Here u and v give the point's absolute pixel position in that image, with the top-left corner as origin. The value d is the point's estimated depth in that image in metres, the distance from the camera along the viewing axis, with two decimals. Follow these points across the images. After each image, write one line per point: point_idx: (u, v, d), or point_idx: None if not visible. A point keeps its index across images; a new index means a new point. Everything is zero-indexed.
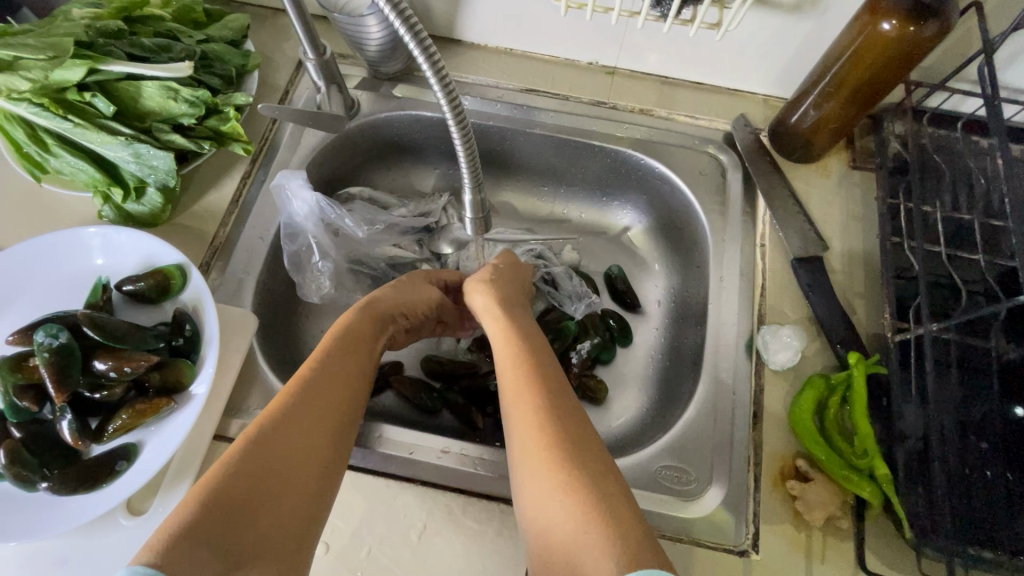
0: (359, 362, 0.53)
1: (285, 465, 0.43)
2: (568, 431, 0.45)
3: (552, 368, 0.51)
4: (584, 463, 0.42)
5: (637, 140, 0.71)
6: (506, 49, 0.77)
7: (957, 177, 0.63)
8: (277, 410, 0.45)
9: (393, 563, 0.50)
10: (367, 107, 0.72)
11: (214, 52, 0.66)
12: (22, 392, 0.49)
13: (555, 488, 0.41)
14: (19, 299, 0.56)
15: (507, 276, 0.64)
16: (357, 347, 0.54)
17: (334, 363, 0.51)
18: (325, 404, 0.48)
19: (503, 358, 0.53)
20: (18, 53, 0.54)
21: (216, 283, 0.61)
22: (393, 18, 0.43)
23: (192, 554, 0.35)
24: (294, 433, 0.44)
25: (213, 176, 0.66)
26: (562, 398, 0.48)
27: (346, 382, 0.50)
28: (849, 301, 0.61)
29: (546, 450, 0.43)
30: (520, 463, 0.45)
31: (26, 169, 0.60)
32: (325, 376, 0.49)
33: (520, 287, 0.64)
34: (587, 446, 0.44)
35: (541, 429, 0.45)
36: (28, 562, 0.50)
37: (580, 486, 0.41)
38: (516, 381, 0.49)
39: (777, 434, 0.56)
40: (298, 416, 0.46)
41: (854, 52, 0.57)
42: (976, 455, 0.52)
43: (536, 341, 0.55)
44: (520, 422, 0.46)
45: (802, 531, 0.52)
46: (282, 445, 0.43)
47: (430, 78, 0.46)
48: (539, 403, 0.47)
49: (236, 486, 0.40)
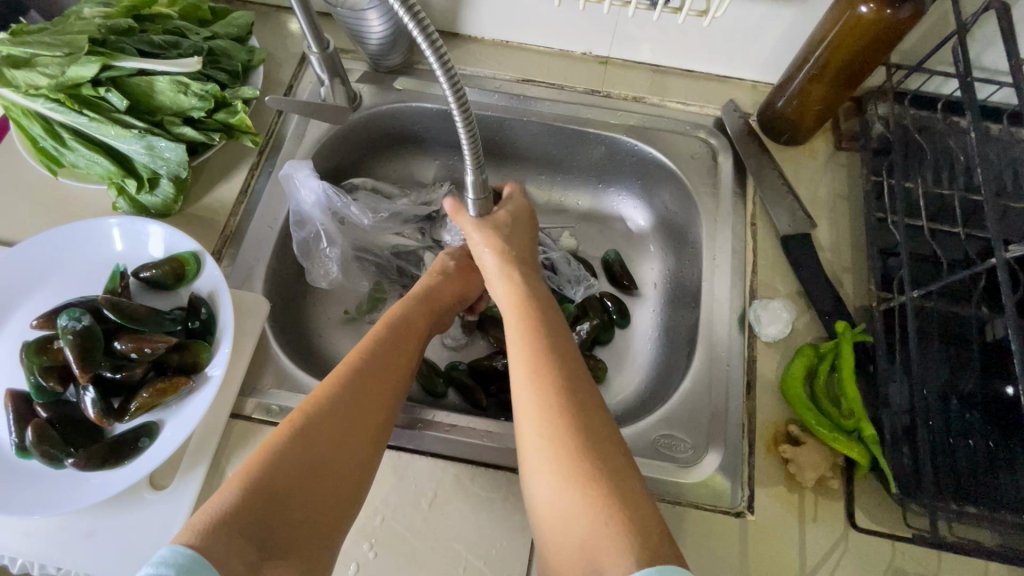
0: (399, 359, 0.54)
1: (323, 460, 0.44)
2: (586, 420, 0.44)
3: (568, 349, 0.50)
4: (603, 455, 0.42)
5: (631, 127, 0.74)
6: (503, 41, 0.79)
7: (938, 155, 0.65)
8: (314, 406, 0.47)
9: (406, 530, 0.53)
10: (370, 100, 0.74)
11: (220, 48, 0.68)
12: (48, 373, 0.52)
13: (572, 479, 0.41)
14: (40, 287, 0.59)
15: (523, 247, 0.62)
16: (397, 343, 0.56)
17: (372, 360, 0.52)
18: (367, 401, 0.49)
19: (518, 336, 0.51)
20: (35, 51, 0.57)
21: (228, 270, 0.64)
22: (403, 15, 0.46)
23: (234, 545, 0.37)
24: (332, 428, 0.46)
25: (222, 168, 0.69)
26: (579, 384, 0.47)
27: (384, 379, 0.52)
28: (837, 276, 0.64)
29: (563, 439, 0.43)
30: (535, 447, 0.44)
31: (43, 164, 0.63)
32: (365, 373, 0.51)
33: (523, 245, 0.63)
34: (605, 435, 0.44)
35: (560, 417, 0.44)
36: (56, 534, 0.52)
37: (597, 478, 0.41)
38: (531, 362, 0.48)
39: (770, 402, 0.58)
40: (335, 413, 0.47)
41: (835, 36, 0.59)
42: (959, 416, 0.55)
43: (553, 322, 0.53)
44: (535, 407, 0.45)
45: (795, 492, 0.54)
46: (320, 440, 0.45)
47: (437, 71, 0.48)
48: (557, 389, 0.46)
49: (272, 480, 0.41)
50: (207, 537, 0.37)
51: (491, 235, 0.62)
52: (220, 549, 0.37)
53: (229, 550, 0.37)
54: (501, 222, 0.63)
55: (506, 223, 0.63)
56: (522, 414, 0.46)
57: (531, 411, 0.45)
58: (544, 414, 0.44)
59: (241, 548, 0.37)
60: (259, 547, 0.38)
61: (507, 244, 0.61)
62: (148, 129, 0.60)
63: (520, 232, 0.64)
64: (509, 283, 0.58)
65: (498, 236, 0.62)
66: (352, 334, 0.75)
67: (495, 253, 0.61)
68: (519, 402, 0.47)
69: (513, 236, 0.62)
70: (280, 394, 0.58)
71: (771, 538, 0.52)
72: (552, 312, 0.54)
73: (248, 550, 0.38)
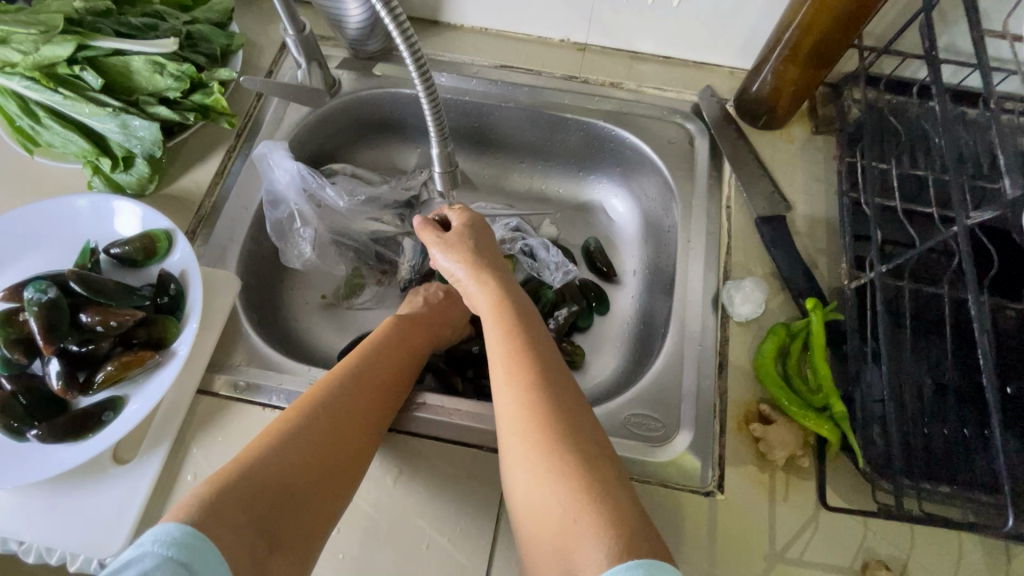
0: (395, 363, 0.55)
1: (320, 453, 0.44)
2: (564, 413, 0.43)
3: (547, 347, 0.49)
4: (579, 448, 0.41)
5: (608, 112, 0.74)
6: (482, 29, 0.80)
7: (913, 137, 0.65)
8: (311, 404, 0.47)
9: (370, 506, 0.52)
10: (349, 86, 0.75)
11: (199, 32, 0.69)
12: (13, 345, 0.51)
13: (545, 472, 0.40)
14: (12, 263, 0.59)
15: (489, 248, 0.60)
16: (393, 348, 0.56)
17: (369, 361, 0.53)
18: (364, 405, 0.50)
19: (494, 335, 0.51)
20: (10, 29, 0.57)
21: (201, 249, 0.64)
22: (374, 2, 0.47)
23: (241, 535, 0.37)
24: (332, 426, 0.46)
25: (200, 150, 0.69)
26: (556, 378, 0.46)
27: (380, 380, 0.53)
28: (812, 257, 0.64)
29: (537, 433, 0.42)
30: (512, 443, 0.43)
31: (19, 142, 0.63)
32: (362, 375, 0.51)
33: (486, 242, 0.60)
34: (582, 430, 0.43)
35: (533, 412, 0.43)
36: (16, 509, 0.51)
37: (570, 471, 0.40)
38: (505, 361, 0.47)
39: (742, 382, 0.57)
40: (337, 411, 0.47)
41: (805, 17, 0.59)
42: (933, 397, 0.54)
43: (529, 320, 0.52)
44: (512, 403, 0.45)
45: (765, 471, 0.53)
46: (320, 439, 0.45)
47: (406, 57, 0.49)
48: (533, 384, 0.45)
49: (271, 472, 0.41)
50: (216, 524, 0.37)
51: (458, 238, 0.59)
52: (228, 541, 0.36)
53: (237, 541, 0.37)
54: (463, 228, 0.60)
55: (476, 230, 0.61)
56: (501, 412, 0.46)
57: (509, 409, 0.45)
58: (519, 410, 0.44)
59: (232, 535, 0.37)
60: (265, 538, 0.38)
61: (473, 250, 0.58)
62: (122, 108, 0.60)
63: (482, 235, 0.61)
64: (482, 285, 0.56)
65: (467, 240, 0.59)
66: (330, 319, 0.75)
67: (464, 262, 0.58)
68: (497, 400, 0.46)
69: (483, 238, 0.60)
70: (248, 370, 0.58)
71: (741, 517, 0.51)
72: (529, 311, 0.53)
73: (251, 542, 0.38)
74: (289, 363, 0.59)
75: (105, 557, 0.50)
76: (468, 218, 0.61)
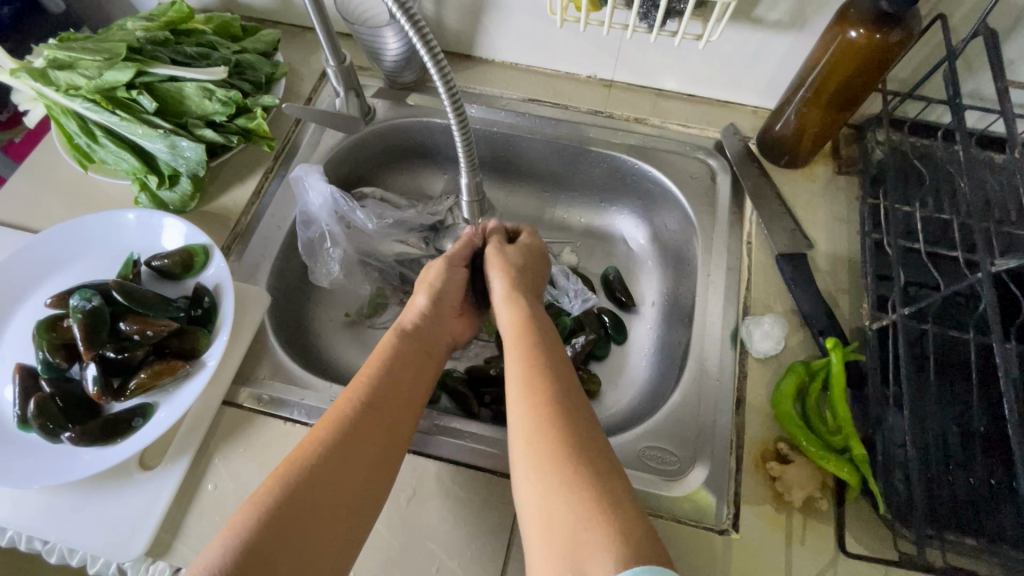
0: (410, 384, 0.52)
1: (335, 489, 0.43)
2: (572, 424, 0.45)
3: (561, 361, 0.51)
4: (586, 457, 0.42)
5: (632, 146, 0.76)
6: (512, 64, 0.83)
7: (938, 180, 0.65)
8: (323, 439, 0.45)
9: (382, 525, 0.53)
10: (383, 114, 0.78)
11: (247, 61, 0.73)
12: (55, 350, 0.54)
13: (556, 479, 0.41)
14: (59, 271, 0.62)
15: (529, 270, 0.63)
16: (399, 374, 0.52)
17: (381, 386, 0.50)
18: (366, 445, 0.46)
19: (512, 348, 0.52)
20: (78, 56, 0.62)
21: (235, 265, 0.67)
22: (412, 36, 0.48)
23: None
24: (328, 476, 0.43)
25: (240, 171, 0.73)
26: (569, 393, 0.47)
27: (397, 403, 0.50)
28: (833, 296, 0.63)
29: (547, 443, 0.43)
30: (521, 451, 0.44)
31: (75, 159, 0.68)
32: (377, 400, 0.49)
33: (537, 266, 0.64)
34: (590, 442, 0.44)
35: (545, 422, 0.45)
36: (44, 508, 0.53)
37: (579, 479, 0.41)
38: (524, 371, 0.49)
39: (760, 419, 0.57)
40: (334, 456, 0.45)
41: (829, 61, 0.61)
42: (958, 443, 0.53)
43: (549, 337, 0.54)
44: (526, 412, 0.46)
45: (782, 512, 0.52)
46: (315, 494, 0.42)
47: (440, 88, 0.51)
48: (545, 396, 0.46)
49: (287, 519, 0.41)
50: None
51: (502, 256, 0.63)
52: None
53: None
54: (513, 249, 0.64)
55: (516, 250, 0.64)
56: (512, 420, 0.47)
57: (521, 418, 0.46)
58: (534, 419, 0.45)
59: None
60: None
61: (511, 265, 0.62)
62: (172, 130, 0.64)
63: (534, 260, 0.64)
64: (509, 302, 0.58)
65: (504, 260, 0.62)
66: (352, 337, 0.76)
67: (501, 275, 0.60)
68: (510, 409, 0.47)
69: (519, 258, 0.63)
70: (272, 384, 0.60)
71: (756, 557, 0.50)
72: (545, 325, 0.55)
73: None
74: (312, 379, 0.61)
75: (126, 560, 0.51)
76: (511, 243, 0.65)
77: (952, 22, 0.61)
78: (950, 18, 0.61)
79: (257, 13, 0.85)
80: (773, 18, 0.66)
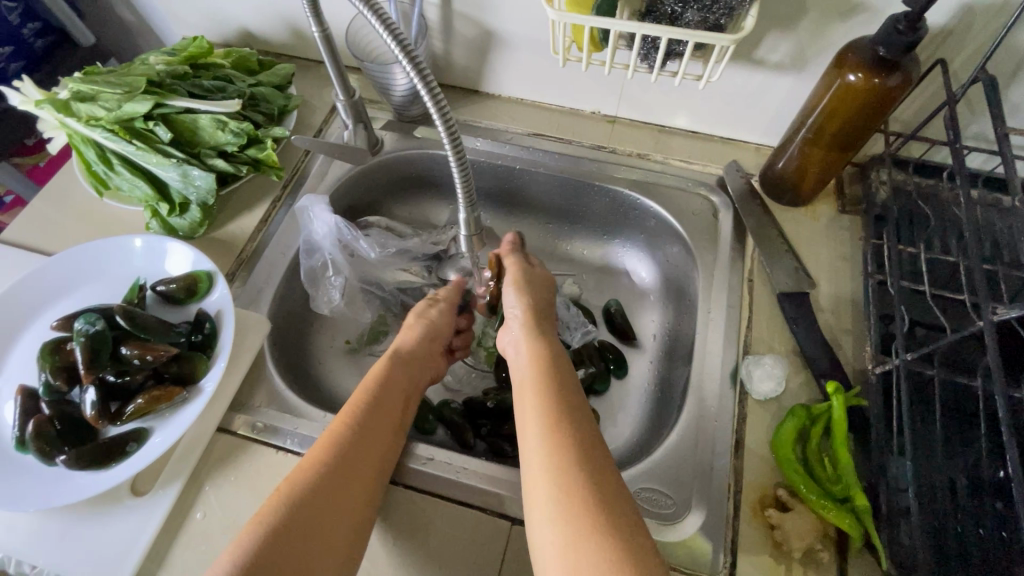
0: (392, 416, 0.55)
1: (324, 514, 0.45)
2: (595, 476, 0.43)
3: (575, 406, 0.50)
4: (608, 508, 0.41)
5: (635, 181, 0.77)
6: (517, 99, 0.85)
7: (944, 223, 0.64)
8: (319, 456, 0.48)
9: (369, 562, 0.52)
10: (391, 145, 0.80)
11: (261, 94, 0.76)
12: (57, 373, 0.55)
13: (581, 525, 0.40)
14: (68, 294, 0.64)
15: (544, 305, 0.65)
16: (388, 402, 0.56)
17: (373, 410, 0.54)
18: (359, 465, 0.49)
19: (531, 395, 0.51)
20: (99, 88, 0.65)
21: (238, 291, 0.68)
22: (414, 77, 0.49)
23: None
24: (328, 491, 0.46)
25: (248, 199, 0.75)
26: (586, 432, 0.47)
27: (381, 437, 0.52)
28: (836, 336, 0.63)
29: (571, 483, 0.42)
30: (541, 501, 0.43)
31: (92, 185, 0.70)
32: (363, 431, 0.51)
33: (547, 301, 0.66)
34: (607, 481, 0.43)
35: (567, 464, 0.44)
36: (35, 530, 0.54)
37: (604, 527, 0.39)
38: (542, 411, 0.49)
39: (759, 464, 0.55)
40: (334, 474, 0.47)
41: (830, 104, 0.61)
42: (968, 494, 0.51)
43: (564, 373, 0.54)
44: (545, 456, 0.45)
45: (781, 562, 0.50)
46: (314, 510, 0.44)
47: (437, 123, 0.51)
48: (568, 446, 0.45)
49: (288, 532, 0.43)
50: None
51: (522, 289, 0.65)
52: None
53: None
54: (528, 278, 0.67)
55: (534, 276, 0.68)
56: (529, 469, 0.46)
57: (541, 458, 0.45)
58: (554, 459, 0.44)
59: None
60: None
61: (534, 301, 0.64)
62: (185, 159, 0.66)
63: (546, 291, 0.67)
64: (529, 341, 0.58)
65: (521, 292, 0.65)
66: (352, 364, 0.77)
67: (523, 310, 0.62)
68: (529, 452, 0.47)
69: (536, 294, 0.65)
70: (268, 412, 0.60)
71: None
72: (562, 366, 0.55)
73: None
74: (306, 407, 0.61)
75: None
76: (524, 274, 0.67)
77: (953, 67, 0.61)
78: (951, 63, 0.61)
79: (275, 47, 0.88)
80: (773, 61, 0.67)
